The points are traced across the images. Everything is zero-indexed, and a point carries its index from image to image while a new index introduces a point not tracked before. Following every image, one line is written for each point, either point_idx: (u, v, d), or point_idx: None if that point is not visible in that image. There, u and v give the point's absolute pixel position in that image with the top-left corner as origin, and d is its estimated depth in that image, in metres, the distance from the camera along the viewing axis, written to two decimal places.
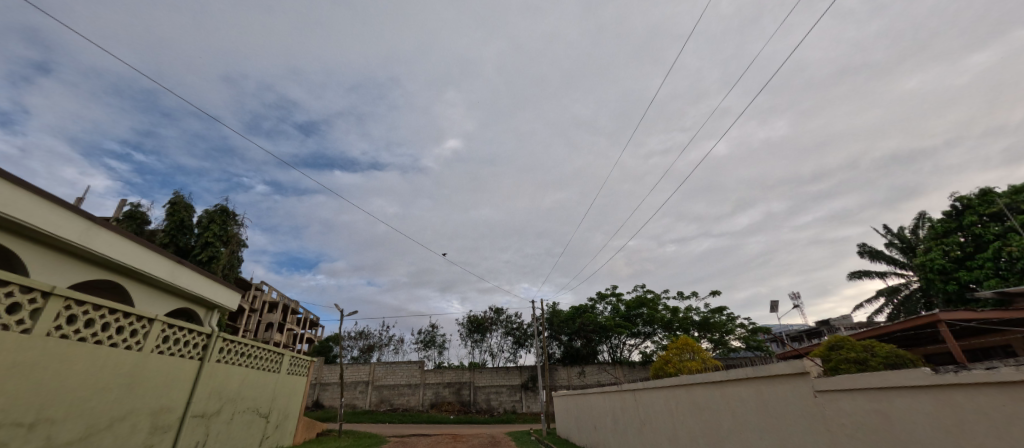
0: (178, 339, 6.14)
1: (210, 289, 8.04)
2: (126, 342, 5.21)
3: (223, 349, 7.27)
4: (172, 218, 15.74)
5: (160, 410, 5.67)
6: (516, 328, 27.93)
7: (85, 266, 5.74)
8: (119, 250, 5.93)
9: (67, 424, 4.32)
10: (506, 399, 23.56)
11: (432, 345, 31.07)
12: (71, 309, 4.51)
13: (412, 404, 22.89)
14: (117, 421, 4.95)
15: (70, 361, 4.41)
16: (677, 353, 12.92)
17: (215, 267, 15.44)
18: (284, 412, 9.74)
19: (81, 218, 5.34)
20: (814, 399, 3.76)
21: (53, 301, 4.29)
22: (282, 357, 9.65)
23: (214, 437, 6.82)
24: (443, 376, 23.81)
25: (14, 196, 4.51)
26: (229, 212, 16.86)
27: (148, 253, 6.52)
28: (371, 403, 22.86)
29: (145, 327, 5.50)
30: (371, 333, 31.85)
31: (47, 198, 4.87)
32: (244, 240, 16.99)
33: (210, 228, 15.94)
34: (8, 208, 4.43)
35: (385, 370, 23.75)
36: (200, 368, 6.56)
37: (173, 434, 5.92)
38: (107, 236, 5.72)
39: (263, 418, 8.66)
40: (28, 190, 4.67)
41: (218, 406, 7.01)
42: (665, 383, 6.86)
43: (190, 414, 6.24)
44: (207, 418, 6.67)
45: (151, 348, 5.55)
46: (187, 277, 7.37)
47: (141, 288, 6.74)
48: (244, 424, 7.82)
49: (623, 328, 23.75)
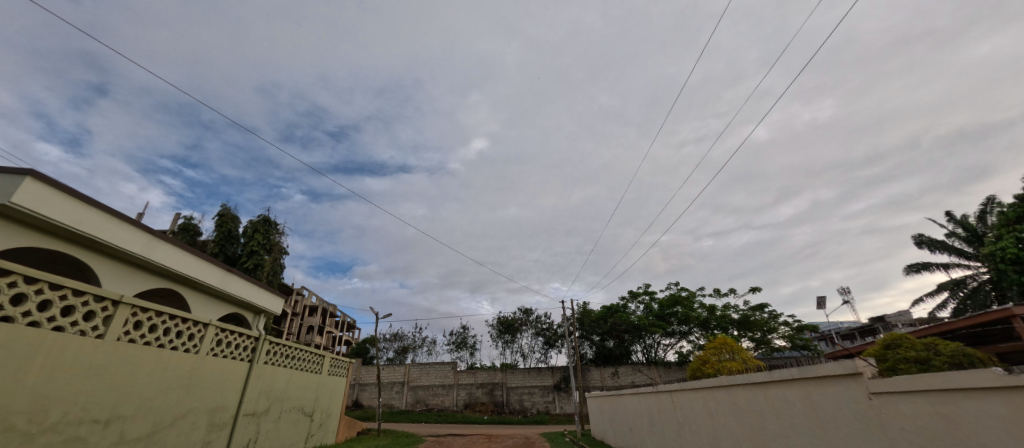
0: (231, 343, 6.55)
1: (256, 294, 8.48)
2: (184, 345, 5.58)
3: (270, 352, 7.66)
4: (221, 229, 16.76)
5: (215, 408, 6.04)
6: (545, 329, 27.81)
7: (147, 275, 6.19)
8: (177, 260, 6.39)
9: (136, 421, 4.69)
10: (538, 399, 23.50)
11: (464, 347, 31.48)
12: (137, 316, 4.89)
13: (446, 405, 23.33)
14: (179, 418, 5.34)
15: (138, 363, 4.79)
16: (715, 353, 12.52)
17: (260, 274, 16.31)
18: (327, 411, 10.15)
19: (143, 232, 5.78)
20: (869, 401, 3.55)
21: (122, 309, 4.67)
22: (324, 358, 10.07)
23: (264, 434, 7.21)
24: (476, 377, 24.04)
25: (84, 212, 4.94)
26: (271, 221, 17.77)
27: (202, 264, 6.96)
28: (407, 403, 23.47)
29: (200, 331, 5.88)
30: (404, 335, 32.74)
31: (113, 214, 5.30)
32: (284, 248, 17.87)
33: (254, 237, 16.88)
34: (80, 223, 4.87)
35: (419, 371, 24.23)
36: (250, 371, 6.93)
37: (228, 431, 6.29)
38: (166, 248, 6.17)
39: (308, 416, 9.07)
40: (99, 208, 5.13)
41: (266, 405, 7.39)
42: (704, 385, 6.68)
43: (242, 412, 6.62)
44: (257, 416, 7.04)
45: (207, 351, 5.94)
46: (236, 284, 7.82)
47: (196, 295, 7.22)
48: (291, 423, 8.24)
49: (658, 327, 23.14)
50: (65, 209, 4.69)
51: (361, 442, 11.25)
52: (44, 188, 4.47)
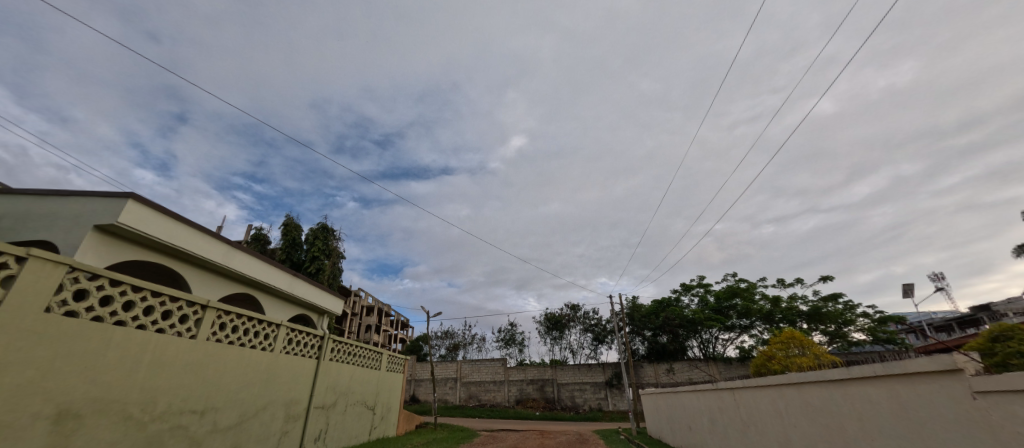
0: (300, 341, 7.07)
1: (319, 296, 9.08)
2: (262, 344, 6.10)
3: (335, 349, 8.19)
4: (286, 237, 18.11)
5: (290, 401, 6.56)
6: (594, 324, 27.37)
7: (228, 281, 6.84)
8: (252, 268, 6.99)
9: (226, 412, 5.22)
10: (590, 396, 23.22)
11: (512, 343, 31.76)
12: (222, 318, 5.41)
13: (498, 400, 23.71)
14: (261, 409, 5.86)
15: (225, 359, 5.31)
16: (782, 348, 11.73)
17: (322, 277, 17.44)
18: (388, 405, 10.68)
19: (223, 243, 6.39)
20: (972, 402, 3.16)
21: (210, 312, 5.19)
22: (382, 355, 10.60)
23: (333, 425, 7.74)
24: (526, 373, 24.20)
25: (174, 227, 5.54)
26: (329, 228, 18.93)
27: (272, 270, 7.56)
28: (461, 398, 24.12)
29: (275, 330, 6.40)
30: (455, 333, 33.65)
31: (197, 228, 5.90)
32: (342, 252, 18.97)
33: (315, 243, 18.08)
34: (171, 238, 5.47)
35: (471, 368, 24.79)
36: (318, 367, 7.45)
37: (302, 422, 6.82)
38: (242, 257, 6.77)
39: (371, 410, 9.60)
40: (186, 223, 5.73)
41: (333, 399, 7.91)
42: (770, 383, 6.28)
43: (314, 405, 7.15)
44: (326, 409, 7.57)
45: (280, 349, 6.46)
46: (302, 287, 8.42)
47: (268, 298, 7.87)
48: (356, 415, 8.78)
49: (715, 321, 22.05)
50: (159, 226, 5.29)
51: (420, 435, 11.73)
52: (142, 208, 5.06)
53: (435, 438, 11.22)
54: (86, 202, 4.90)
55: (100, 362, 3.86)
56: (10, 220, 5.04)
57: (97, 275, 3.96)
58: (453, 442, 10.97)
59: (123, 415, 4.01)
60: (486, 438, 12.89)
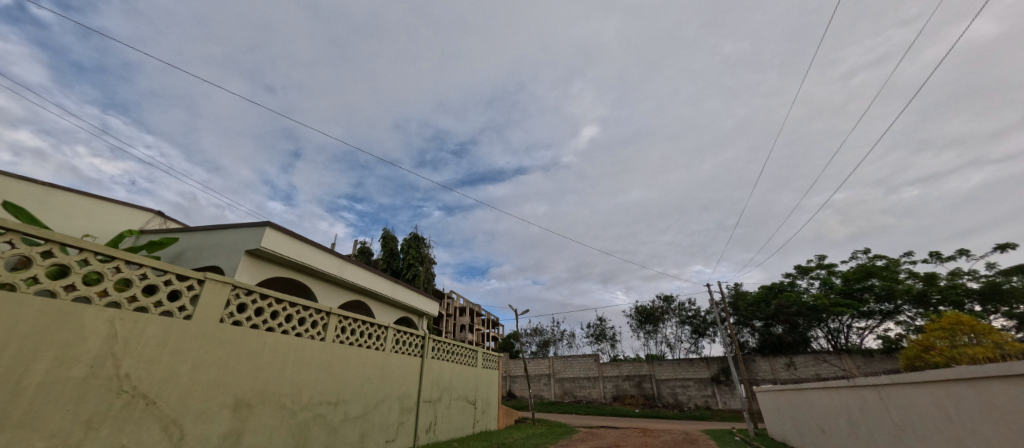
0: (406, 341, 7.76)
1: (417, 300, 9.86)
2: (376, 344, 6.84)
3: (436, 348, 8.83)
4: (385, 247, 19.98)
5: (403, 395, 7.25)
6: (692, 316, 25.54)
7: (344, 290, 7.79)
8: (361, 277, 7.88)
9: (353, 403, 5.97)
10: (695, 393, 21.73)
11: (604, 339, 31.08)
12: (343, 322, 6.18)
13: (594, 397, 23.38)
14: (380, 402, 6.58)
15: (348, 358, 6.06)
16: (945, 338, 9.94)
17: (418, 283, 18.87)
18: (487, 400, 11.21)
19: (337, 257, 7.30)
20: None
21: (333, 318, 5.97)
22: (477, 353, 11.15)
23: (440, 418, 8.38)
24: (620, 368, 23.55)
25: (301, 247, 6.48)
26: (420, 237, 20.46)
27: (378, 278, 8.42)
28: (556, 394, 24.29)
29: (385, 332, 7.12)
30: (544, 330, 34.01)
31: (317, 246, 6.83)
32: (433, 258, 20.37)
33: (410, 251, 19.66)
34: (299, 256, 6.41)
35: (563, 364, 24.83)
36: (424, 364, 8.10)
37: (415, 414, 7.51)
38: (353, 268, 7.66)
39: (473, 404, 10.17)
40: (309, 243, 6.66)
41: (439, 393, 8.55)
42: (929, 378, 5.32)
43: (423, 399, 7.80)
44: (433, 402, 8.21)
45: (391, 349, 7.17)
46: (403, 292, 9.24)
47: (377, 304, 8.78)
48: (459, 409, 9.38)
49: (846, 306, 19.25)
50: (290, 247, 6.24)
51: (519, 430, 12.09)
52: (277, 233, 6.02)
53: (535, 433, 11.48)
54: (237, 232, 5.99)
55: (259, 361, 4.68)
56: (189, 251, 6.31)
57: (251, 291, 4.80)
58: (552, 437, 11.12)
59: (278, 405, 4.81)
60: (585, 435, 12.81)
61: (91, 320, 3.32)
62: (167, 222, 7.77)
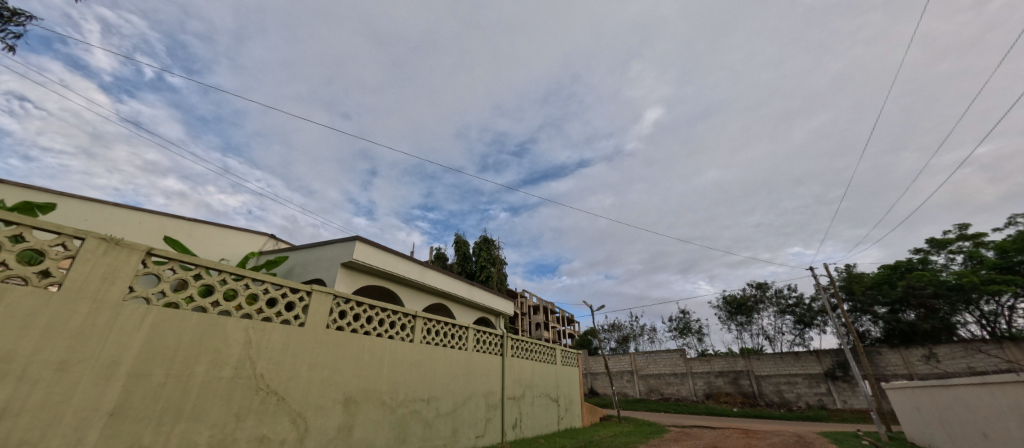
0: (487, 340, 8.08)
1: (493, 300, 10.21)
2: (458, 344, 7.21)
3: (515, 347, 9.05)
4: (458, 251, 20.88)
5: (488, 392, 7.56)
6: (794, 305, 23.00)
7: (426, 294, 8.33)
8: (440, 281, 8.37)
9: (444, 400, 6.39)
10: (806, 391, 19.45)
11: (689, 332, 29.37)
12: (428, 324, 6.61)
13: (684, 394, 22.22)
14: (467, 399, 6.94)
15: (435, 357, 6.48)
16: None
17: (492, 284, 19.47)
18: (569, 397, 11.23)
19: (417, 263, 7.84)
20: None
21: (419, 320, 6.42)
22: (555, 350, 11.22)
23: (525, 415, 8.60)
24: (712, 364, 22.10)
25: (386, 256, 7.07)
26: (489, 239, 21.09)
27: (455, 281, 8.88)
28: (641, 391, 23.49)
29: (466, 332, 7.47)
30: (622, 325, 33.07)
31: (399, 254, 7.39)
32: (503, 259, 20.89)
33: (481, 253, 20.34)
34: (386, 266, 7.01)
35: (647, 360, 24.01)
36: (505, 362, 8.35)
37: (501, 410, 7.80)
38: (432, 273, 8.17)
39: (555, 401, 10.26)
40: (392, 252, 7.24)
41: (521, 391, 8.77)
42: None
43: (507, 396, 8.06)
44: (517, 400, 8.45)
45: (473, 349, 7.51)
46: (479, 293, 9.62)
47: (456, 305, 9.25)
48: (543, 406, 9.53)
49: (1007, 285, 16.04)
50: (377, 257, 6.85)
51: (606, 428, 11.90)
52: (365, 245, 6.65)
53: (622, 431, 11.23)
54: (333, 247, 6.73)
55: (360, 362, 5.22)
56: (297, 267, 7.18)
57: (349, 299, 5.37)
58: (641, 436, 10.79)
59: (380, 401, 5.32)
60: (678, 435, 12.22)
61: (232, 330, 3.97)
62: (278, 242, 8.91)
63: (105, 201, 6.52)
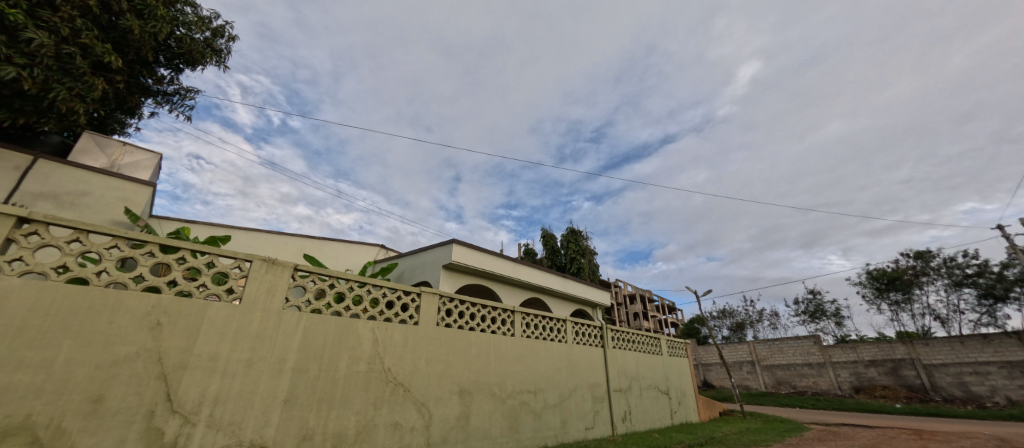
0: (586, 332, 8.08)
1: (588, 292, 10.16)
2: (558, 337, 7.33)
3: (616, 338, 8.90)
4: (546, 245, 21.07)
5: (593, 385, 7.56)
6: (976, 276, 18.62)
7: (522, 289, 8.60)
8: (534, 276, 8.59)
9: (550, 391, 6.56)
10: (1005, 383, 15.25)
11: (823, 316, 25.83)
12: (527, 318, 6.83)
13: (823, 388, 19.58)
14: (573, 391, 7.04)
15: (538, 350, 6.68)
16: None
17: (584, 275, 19.32)
18: (682, 390, 10.69)
19: (510, 260, 8.15)
20: None
21: (518, 315, 6.67)
22: (661, 340, 10.74)
23: (634, 408, 8.42)
24: (859, 352, 19.03)
25: (481, 256, 7.48)
26: (576, 230, 20.94)
27: (548, 275, 9.02)
28: (767, 384, 21.46)
29: (564, 325, 7.56)
30: (735, 311, 30.36)
31: (493, 253, 7.75)
32: (593, 249, 20.60)
33: (570, 245, 20.27)
34: (482, 265, 7.41)
35: (770, 349, 21.92)
36: (607, 354, 8.25)
37: (608, 402, 7.75)
38: (525, 268, 8.42)
39: (666, 394, 9.85)
40: (486, 251, 7.63)
41: (628, 383, 8.60)
42: None
43: (613, 389, 7.98)
44: (624, 392, 8.31)
45: (573, 341, 7.57)
46: (573, 285, 9.65)
47: (552, 299, 9.40)
48: (653, 399, 9.21)
49: None
50: (474, 257, 7.28)
51: (728, 423, 11.08)
52: (461, 247, 7.12)
53: (749, 428, 10.33)
54: (434, 251, 7.32)
55: (469, 356, 5.61)
56: (406, 272, 7.94)
57: (453, 299, 5.80)
58: (773, 433, 9.80)
59: (491, 393, 5.67)
60: (821, 434, 10.82)
61: (362, 331, 4.57)
62: (388, 251, 9.92)
63: (257, 230, 7.92)
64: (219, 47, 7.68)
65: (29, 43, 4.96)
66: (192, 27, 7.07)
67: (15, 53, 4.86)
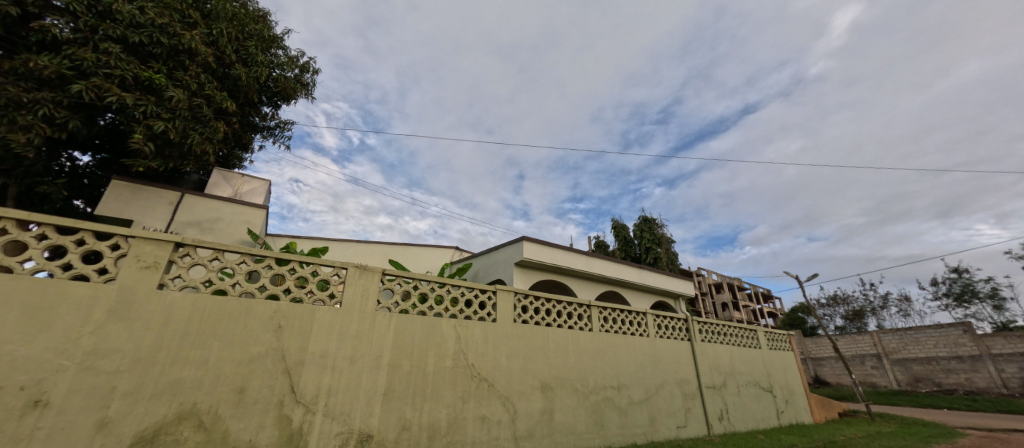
0: (669, 326, 7.74)
1: (668, 282, 9.71)
2: (639, 330, 7.12)
3: (704, 331, 8.39)
4: (618, 237, 20.47)
5: (682, 381, 7.23)
6: None
7: (597, 283, 8.49)
8: (608, 269, 8.43)
9: (634, 387, 6.42)
10: None
11: (973, 299, 21.83)
12: (604, 312, 6.74)
13: (981, 386, 15.85)
14: (660, 387, 6.80)
15: (618, 344, 6.56)
16: None
17: (662, 265, 18.47)
18: (788, 387, 9.77)
19: (582, 254, 8.09)
20: None
21: (594, 310, 6.60)
22: (758, 333, 9.89)
23: (731, 406, 7.90)
24: None
25: (552, 251, 7.52)
26: (649, 219, 20.08)
27: (623, 267, 8.79)
28: (902, 382, 18.19)
29: (644, 318, 7.32)
30: (851, 297, 26.98)
31: (564, 247, 7.75)
32: (669, 237, 19.60)
33: (644, 235, 19.49)
34: (554, 260, 7.47)
35: (902, 340, 18.58)
36: (695, 348, 7.83)
37: (701, 400, 7.38)
38: (598, 261, 8.30)
39: (769, 392, 9.08)
40: (557, 246, 7.66)
41: (722, 379, 8.09)
42: None
43: (705, 385, 7.55)
44: (718, 389, 7.84)
45: (656, 335, 7.30)
46: (651, 276, 9.29)
47: (630, 291, 9.14)
48: (753, 397, 8.54)
49: None
50: (545, 253, 7.36)
51: (849, 426, 9.84)
52: (532, 244, 7.23)
53: (878, 431, 9.10)
54: (506, 249, 7.52)
55: (549, 352, 5.70)
56: (481, 271, 8.25)
57: (528, 295, 5.92)
58: (911, 438, 8.52)
59: (573, 389, 5.70)
60: (979, 440, 9.14)
61: (446, 330, 4.87)
62: (462, 253, 10.38)
63: (350, 240, 8.79)
64: (307, 80, 8.63)
65: (172, 100, 6.06)
66: (285, 67, 8.11)
67: (163, 109, 5.96)
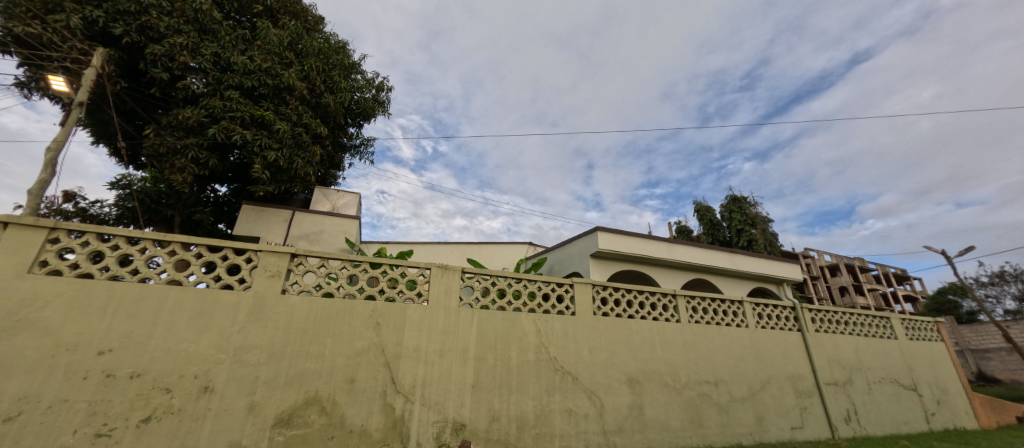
0: (772, 315, 7.09)
1: (766, 266, 8.86)
2: (734, 321, 6.62)
3: (817, 319, 7.50)
4: (704, 220, 19.14)
5: (794, 377, 6.59)
6: None
7: (682, 271, 8.07)
8: (694, 256, 7.96)
9: (735, 383, 6.01)
10: None
11: None
12: (692, 302, 6.39)
13: None
14: (766, 383, 6.28)
15: (710, 336, 6.18)
16: None
17: (758, 247, 16.88)
18: (940, 385, 8.36)
19: (662, 241, 7.74)
20: None
21: (680, 299, 6.29)
22: (891, 321, 8.55)
23: (860, 406, 7.01)
24: None
25: (629, 240, 7.32)
26: (738, 198, 18.48)
27: (711, 253, 8.22)
28: None
29: (739, 307, 6.78)
30: None
31: (642, 235, 7.48)
32: (765, 216, 17.84)
33: (733, 216, 17.97)
34: (632, 249, 7.26)
35: None
36: (807, 339, 7.06)
37: (819, 398, 6.67)
38: (681, 248, 7.88)
39: (912, 391, 7.86)
40: (634, 234, 7.43)
41: (846, 374, 7.20)
42: None
43: (823, 382, 6.80)
44: (842, 386, 7.01)
45: (755, 325, 6.73)
46: (745, 261, 8.56)
47: (721, 278, 8.53)
48: (891, 397, 7.48)
49: None
50: (622, 242, 7.18)
51: None
52: (607, 234, 7.10)
53: None
54: (581, 241, 7.48)
55: (634, 345, 5.58)
56: (556, 265, 8.30)
57: (607, 286, 5.84)
58: None
59: (663, 383, 5.52)
60: None
61: (527, 324, 5.02)
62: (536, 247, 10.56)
63: (434, 242, 9.41)
64: (383, 98, 9.39)
65: (279, 132, 7.02)
66: (364, 89, 8.92)
67: (274, 141, 6.92)
